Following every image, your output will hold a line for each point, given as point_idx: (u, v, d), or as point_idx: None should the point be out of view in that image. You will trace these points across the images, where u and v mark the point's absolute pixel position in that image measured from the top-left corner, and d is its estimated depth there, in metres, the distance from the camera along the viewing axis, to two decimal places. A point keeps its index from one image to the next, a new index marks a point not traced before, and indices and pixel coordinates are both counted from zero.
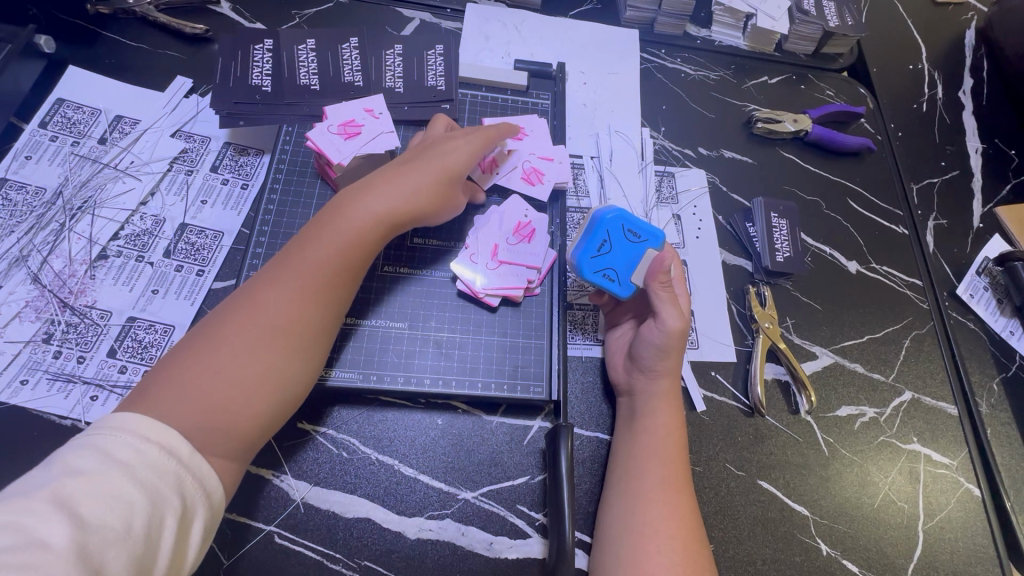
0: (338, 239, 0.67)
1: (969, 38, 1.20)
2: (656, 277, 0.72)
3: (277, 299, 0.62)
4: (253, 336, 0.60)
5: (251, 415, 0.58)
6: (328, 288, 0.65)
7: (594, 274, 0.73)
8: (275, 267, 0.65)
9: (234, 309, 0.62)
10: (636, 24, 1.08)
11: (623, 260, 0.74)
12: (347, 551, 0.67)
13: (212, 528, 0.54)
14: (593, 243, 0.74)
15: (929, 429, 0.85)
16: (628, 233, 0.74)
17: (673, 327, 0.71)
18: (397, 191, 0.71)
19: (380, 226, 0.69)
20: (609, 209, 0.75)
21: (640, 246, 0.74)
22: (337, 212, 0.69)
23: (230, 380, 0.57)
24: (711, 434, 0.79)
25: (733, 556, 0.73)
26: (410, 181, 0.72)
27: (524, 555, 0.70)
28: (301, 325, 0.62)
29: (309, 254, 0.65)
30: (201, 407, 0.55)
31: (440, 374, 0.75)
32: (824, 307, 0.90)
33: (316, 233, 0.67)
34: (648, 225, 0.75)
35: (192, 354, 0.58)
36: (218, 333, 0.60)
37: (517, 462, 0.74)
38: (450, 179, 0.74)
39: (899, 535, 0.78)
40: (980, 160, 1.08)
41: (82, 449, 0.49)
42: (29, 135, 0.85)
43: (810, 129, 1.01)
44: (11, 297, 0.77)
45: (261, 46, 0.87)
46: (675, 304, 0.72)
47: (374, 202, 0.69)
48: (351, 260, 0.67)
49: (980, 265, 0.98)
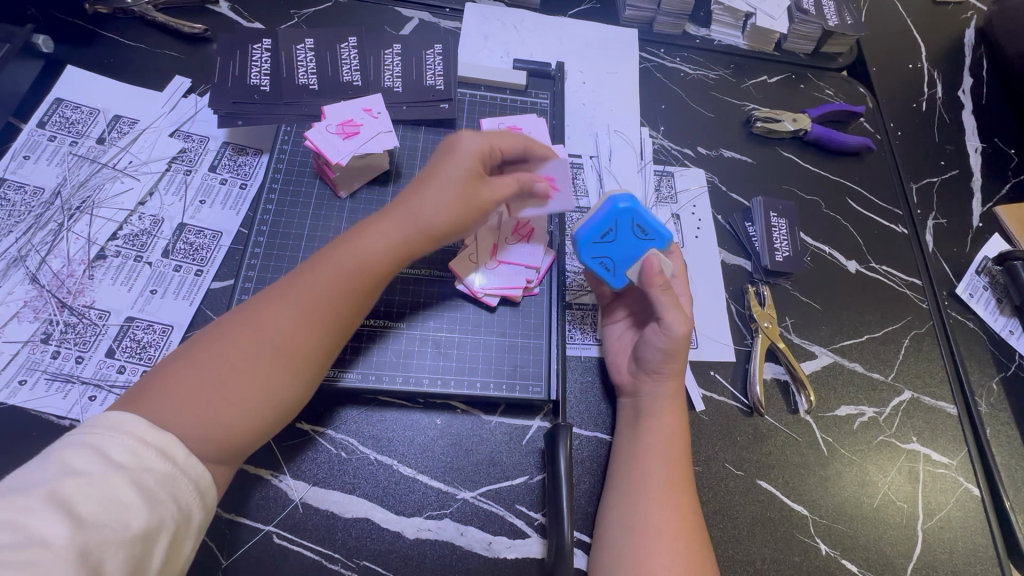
0: (350, 258, 0.65)
1: (969, 38, 1.20)
2: (655, 279, 0.72)
3: (282, 317, 0.61)
4: (255, 353, 0.59)
5: (234, 433, 0.56)
6: (335, 308, 0.63)
7: (590, 259, 0.74)
8: (282, 284, 0.64)
9: (238, 322, 0.61)
10: (636, 24, 1.08)
11: (622, 254, 0.74)
12: (346, 551, 0.67)
13: (206, 526, 0.55)
14: (597, 229, 0.73)
15: (929, 429, 0.85)
16: (636, 228, 0.73)
17: (679, 331, 0.70)
18: (415, 206, 0.68)
19: (394, 245, 0.67)
20: (623, 197, 0.73)
21: (642, 245, 0.74)
22: (351, 234, 0.68)
23: (230, 396, 0.57)
24: (710, 434, 0.79)
25: (732, 556, 0.73)
26: (428, 191, 0.68)
27: (523, 555, 0.69)
28: (306, 345, 0.61)
29: (318, 271, 0.64)
30: (185, 420, 0.54)
31: (440, 374, 0.75)
32: (824, 307, 0.90)
33: (327, 252, 0.66)
34: (657, 225, 0.73)
35: (192, 365, 0.57)
36: (219, 346, 0.59)
37: (516, 461, 0.74)
38: (474, 181, 0.69)
39: (899, 535, 0.78)
40: (980, 160, 1.07)
41: (78, 448, 0.49)
42: (27, 135, 0.85)
43: (810, 129, 1.00)
44: (10, 297, 0.77)
45: (260, 46, 0.87)
46: (678, 309, 0.71)
47: (389, 223, 0.68)
48: (363, 282, 0.65)
49: (979, 265, 0.98)
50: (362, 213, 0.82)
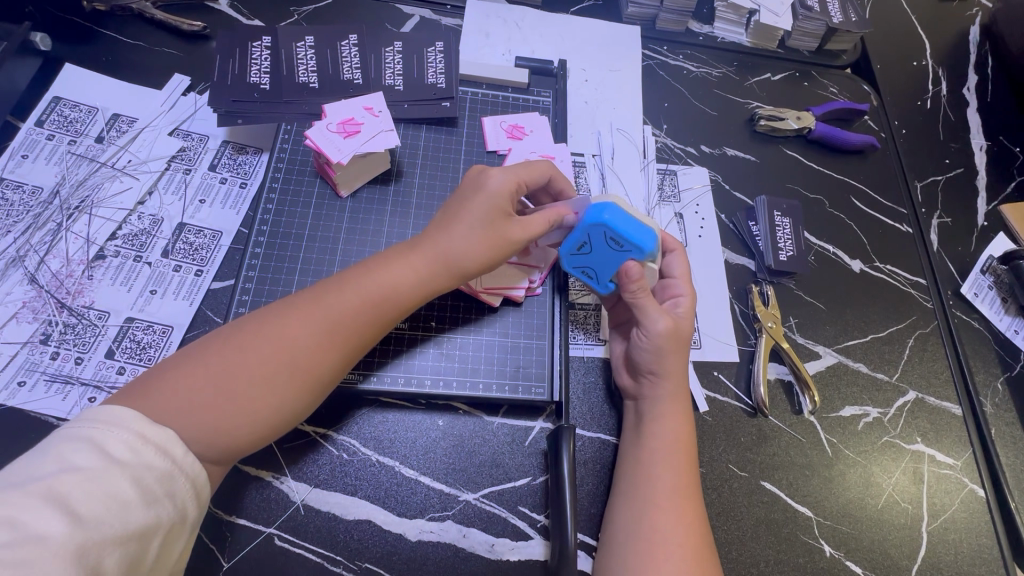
0: (376, 283, 0.65)
1: (975, 35, 1.19)
2: (630, 284, 0.70)
3: (304, 335, 0.60)
4: (273, 369, 0.58)
5: (224, 441, 0.55)
6: (354, 331, 0.63)
7: (574, 268, 0.75)
8: (307, 295, 0.63)
9: (258, 331, 0.60)
10: (638, 21, 1.07)
11: (601, 263, 0.73)
12: (347, 554, 0.67)
13: (198, 523, 0.55)
14: (573, 242, 0.72)
15: (933, 430, 0.84)
16: (610, 240, 0.70)
17: (659, 330, 0.70)
18: (443, 242, 0.68)
19: (421, 279, 0.67)
20: (595, 210, 0.70)
21: (620, 253, 0.71)
22: (380, 261, 0.67)
23: (241, 409, 0.56)
24: (713, 435, 0.78)
25: (736, 558, 0.73)
26: (457, 228, 0.68)
27: (526, 558, 0.69)
28: (323, 366, 0.60)
29: (344, 291, 0.63)
30: (183, 421, 0.54)
31: (441, 375, 0.74)
32: (828, 306, 0.90)
33: (355, 274, 0.66)
34: (632, 234, 0.69)
35: (207, 370, 0.56)
36: (236, 355, 0.58)
37: (518, 463, 0.74)
38: (504, 222, 0.69)
39: (903, 537, 0.77)
40: (984, 157, 1.07)
41: (77, 443, 0.49)
42: (25, 134, 0.84)
43: (814, 127, 1.00)
44: (8, 297, 0.76)
45: (259, 44, 0.86)
46: (658, 307, 0.70)
47: (417, 256, 0.67)
48: (385, 311, 0.65)
49: (984, 264, 0.97)
50: (363, 212, 0.81)
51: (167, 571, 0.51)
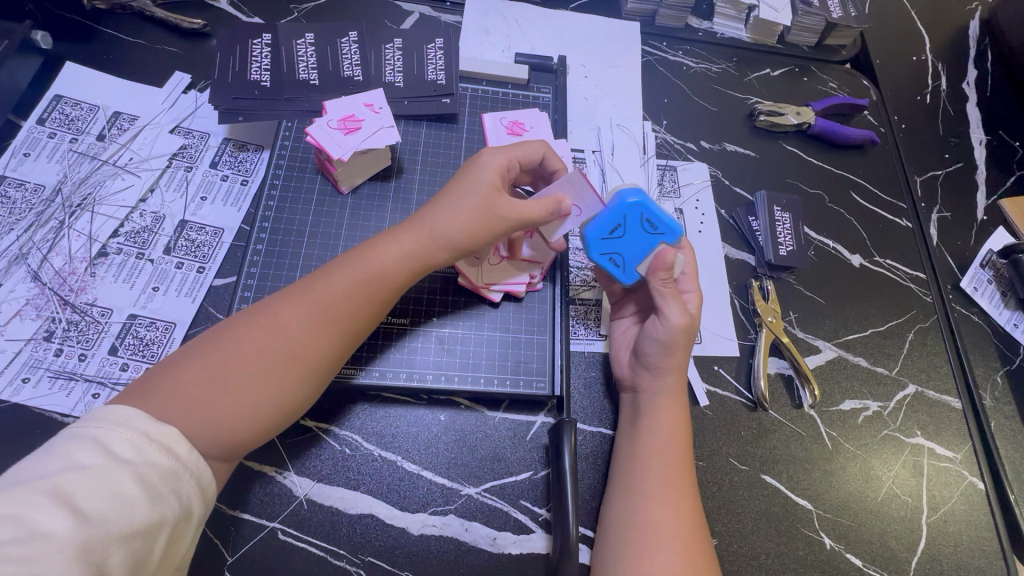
0: (364, 270, 0.65)
1: (974, 29, 1.19)
2: (657, 273, 0.71)
3: (295, 323, 0.60)
4: (267, 358, 0.58)
5: (225, 435, 0.56)
6: (348, 317, 0.63)
7: (600, 255, 0.73)
8: (297, 288, 0.64)
9: (250, 323, 0.60)
10: (638, 17, 1.07)
11: (631, 249, 0.73)
12: (351, 548, 0.67)
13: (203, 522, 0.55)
14: (606, 225, 0.73)
15: (933, 423, 0.85)
16: (645, 222, 0.73)
17: (676, 323, 0.70)
18: (432, 220, 0.68)
19: (408, 256, 0.67)
20: (631, 192, 0.73)
21: (652, 239, 0.73)
22: (368, 245, 0.68)
23: (241, 402, 0.56)
24: (715, 429, 0.78)
25: (737, 551, 0.73)
26: (446, 206, 0.69)
27: (528, 551, 0.70)
28: (318, 354, 0.61)
29: (333, 280, 0.64)
30: (179, 417, 0.54)
31: (443, 370, 0.74)
32: (828, 301, 0.90)
33: (345, 262, 0.66)
34: (665, 217, 0.73)
35: (202, 365, 0.57)
36: (230, 348, 0.58)
37: (520, 457, 0.74)
38: (495, 197, 0.69)
39: (903, 530, 0.78)
40: (983, 152, 1.07)
41: (83, 442, 0.49)
42: (27, 132, 0.85)
43: (813, 122, 1.00)
44: (11, 295, 0.76)
45: (259, 41, 0.86)
46: (678, 300, 0.71)
47: (405, 236, 0.68)
48: (375, 293, 0.65)
49: (984, 258, 0.98)
50: (364, 209, 0.81)
51: (173, 569, 0.52)
